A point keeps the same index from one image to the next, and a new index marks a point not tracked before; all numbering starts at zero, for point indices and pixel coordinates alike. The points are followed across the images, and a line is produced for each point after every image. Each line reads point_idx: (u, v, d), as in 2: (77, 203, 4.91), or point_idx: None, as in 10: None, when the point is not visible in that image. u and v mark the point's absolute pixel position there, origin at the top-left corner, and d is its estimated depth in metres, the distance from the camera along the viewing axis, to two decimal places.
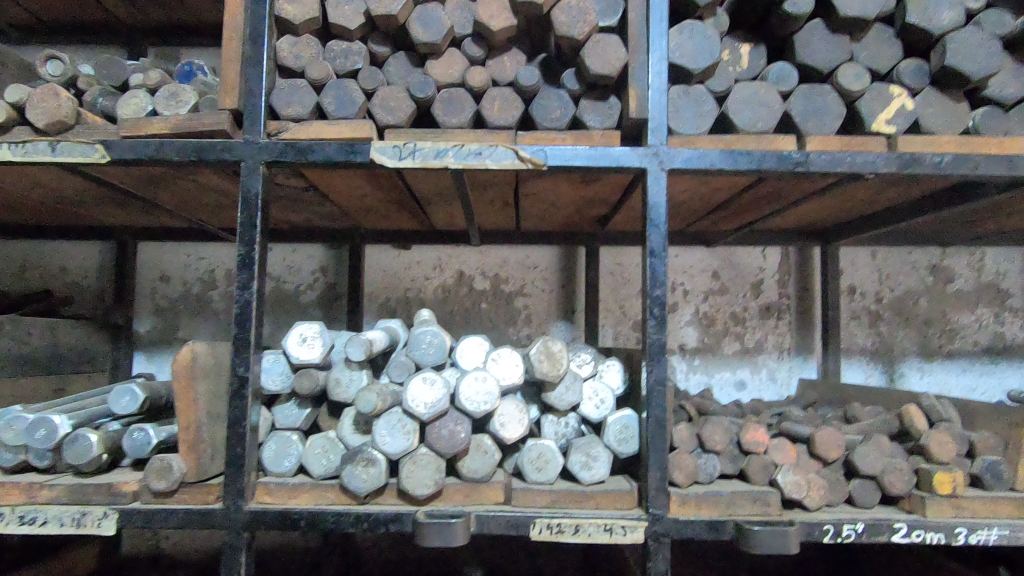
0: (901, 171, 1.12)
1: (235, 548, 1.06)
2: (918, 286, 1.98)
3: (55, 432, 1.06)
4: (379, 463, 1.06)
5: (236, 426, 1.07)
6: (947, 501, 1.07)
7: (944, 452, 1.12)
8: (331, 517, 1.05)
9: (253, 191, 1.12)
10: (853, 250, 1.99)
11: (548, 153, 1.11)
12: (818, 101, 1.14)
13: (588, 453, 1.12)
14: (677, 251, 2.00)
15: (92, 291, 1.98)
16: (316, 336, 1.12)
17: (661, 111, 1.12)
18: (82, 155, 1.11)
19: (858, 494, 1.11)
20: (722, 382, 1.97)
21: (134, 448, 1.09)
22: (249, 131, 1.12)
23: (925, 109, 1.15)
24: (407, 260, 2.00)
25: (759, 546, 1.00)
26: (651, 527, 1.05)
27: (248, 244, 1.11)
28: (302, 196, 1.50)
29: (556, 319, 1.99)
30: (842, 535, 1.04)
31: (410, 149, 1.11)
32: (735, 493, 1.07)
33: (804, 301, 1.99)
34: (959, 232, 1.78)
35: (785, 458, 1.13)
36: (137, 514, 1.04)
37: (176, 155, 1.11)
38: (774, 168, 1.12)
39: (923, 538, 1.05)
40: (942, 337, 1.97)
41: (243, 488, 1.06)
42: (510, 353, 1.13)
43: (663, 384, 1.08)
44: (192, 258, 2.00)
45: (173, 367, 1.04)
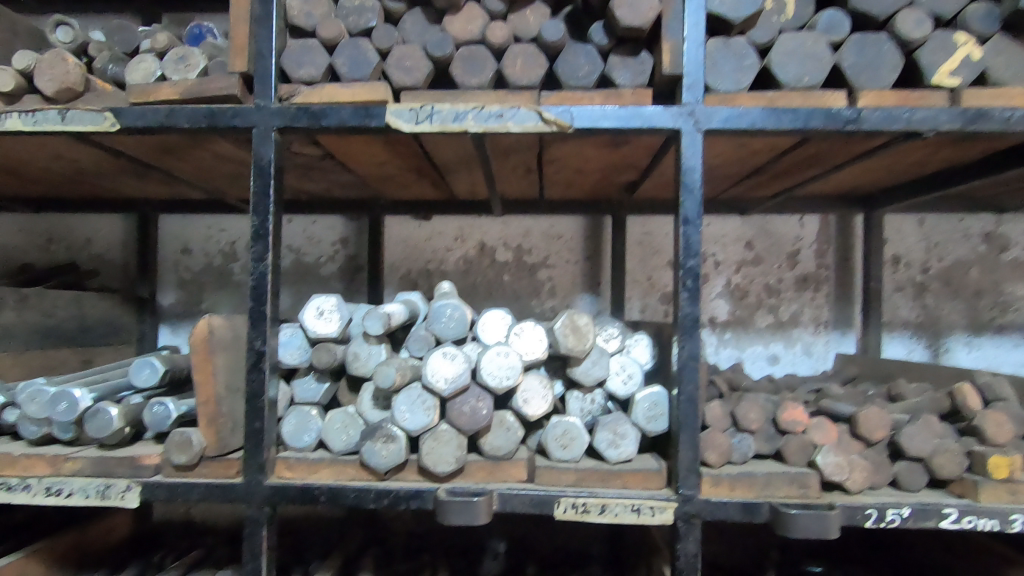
0: (965, 128, 1.02)
1: (257, 522, 1.05)
2: (969, 255, 1.86)
3: (75, 406, 1.06)
4: (400, 439, 1.03)
5: (254, 401, 1.05)
6: (1002, 486, 1.00)
7: (1001, 434, 1.04)
8: (352, 493, 1.03)
9: (265, 159, 1.07)
10: (899, 217, 1.87)
11: (574, 114, 1.04)
12: (874, 51, 1.03)
13: (616, 431, 1.07)
14: (709, 219, 1.91)
15: (117, 264, 1.98)
16: (333, 309, 1.08)
17: (698, 66, 1.03)
18: (92, 123, 1.08)
19: (904, 477, 1.05)
20: (754, 356, 1.90)
21: (155, 422, 1.09)
22: (260, 95, 1.07)
23: (995, 58, 1.03)
24: (428, 231, 1.95)
25: (795, 531, 0.95)
26: (681, 508, 1.01)
27: (262, 213, 1.07)
28: (318, 164, 1.46)
29: (582, 291, 1.93)
30: (886, 519, 0.99)
31: (428, 112, 1.05)
32: (772, 474, 1.02)
33: (844, 272, 1.88)
34: (1019, 197, 1.65)
35: (826, 438, 1.05)
36: (160, 487, 1.04)
37: (187, 121, 1.07)
38: (821, 126, 1.03)
39: (975, 524, 0.98)
40: (994, 309, 1.85)
41: (263, 463, 1.05)
42: (533, 327, 1.08)
43: (696, 360, 1.02)
44: (213, 231, 1.98)
45: (191, 341, 1.03)
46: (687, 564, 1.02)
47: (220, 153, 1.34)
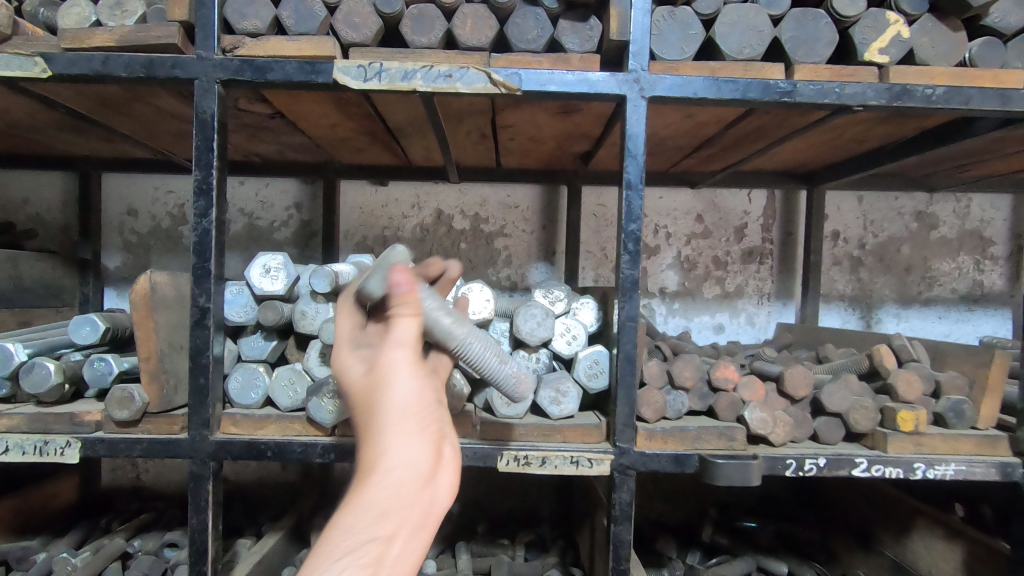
0: (891, 103, 1.07)
1: (201, 477, 1.05)
2: (901, 233, 1.97)
3: (9, 360, 1.04)
4: (346, 395, 1.04)
5: (198, 357, 1.04)
6: (908, 438, 1.09)
7: (910, 391, 1.13)
8: (298, 448, 1.05)
9: (207, 113, 1.04)
10: (839, 194, 1.96)
11: (522, 77, 1.05)
12: (812, 26, 1.07)
13: (558, 388, 1.11)
14: (662, 192, 1.96)
15: (57, 225, 1.91)
16: (280, 267, 1.08)
17: (644, 34, 1.05)
18: (21, 69, 1.03)
19: (823, 432, 1.12)
20: (700, 325, 1.98)
21: (94, 378, 1.07)
22: (202, 46, 1.04)
23: (922, 38, 1.08)
24: (385, 197, 1.94)
25: (721, 479, 1.01)
26: (617, 460, 1.06)
27: (204, 167, 1.04)
28: (268, 123, 1.42)
29: (537, 261, 1.96)
30: (804, 469, 1.06)
31: (376, 69, 1.04)
32: (702, 428, 1.08)
33: (787, 246, 1.97)
34: (947, 176, 1.75)
35: (753, 396, 1.13)
36: (101, 443, 1.04)
37: (125, 71, 1.03)
38: (758, 98, 1.06)
39: (883, 472, 1.06)
40: (922, 284, 1.97)
41: (207, 419, 1.04)
42: (480, 288, 1.14)
43: (634, 320, 1.06)
44: (160, 192, 1.93)
45: (132, 298, 1.02)
46: (622, 513, 1.08)
47: (162, 107, 1.30)
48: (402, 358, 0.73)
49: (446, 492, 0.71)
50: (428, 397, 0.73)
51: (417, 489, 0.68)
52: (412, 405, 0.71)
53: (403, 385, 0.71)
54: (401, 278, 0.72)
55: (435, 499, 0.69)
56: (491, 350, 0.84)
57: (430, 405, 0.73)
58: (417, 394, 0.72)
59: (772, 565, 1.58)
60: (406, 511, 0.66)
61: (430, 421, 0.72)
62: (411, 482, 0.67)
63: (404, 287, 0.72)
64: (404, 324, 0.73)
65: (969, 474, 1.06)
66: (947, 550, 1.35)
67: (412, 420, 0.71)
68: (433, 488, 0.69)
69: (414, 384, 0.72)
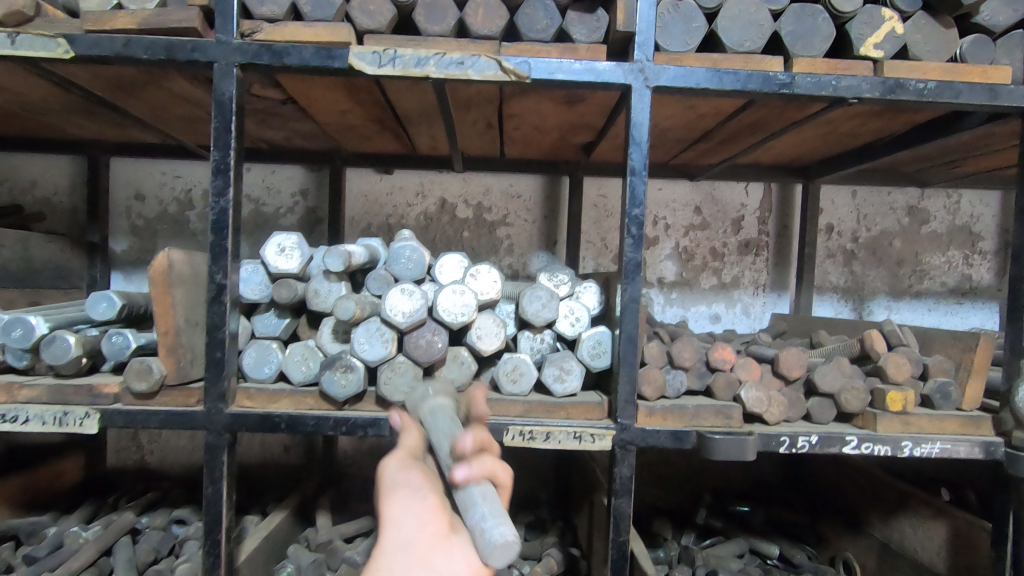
0: (884, 96, 1.11)
1: (217, 448, 1.09)
2: (894, 227, 2.02)
3: (31, 333, 1.06)
4: (358, 370, 1.08)
5: (215, 332, 1.08)
6: (896, 418, 1.13)
7: (899, 373, 1.18)
8: (311, 420, 1.08)
9: (226, 95, 1.07)
10: (834, 188, 2.01)
11: (531, 65, 1.08)
12: (810, 21, 1.11)
13: (562, 366, 1.16)
14: (661, 184, 2.00)
15: (64, 208, 1.93)
16: (294, 247, 1.11)
17: (649, 25, 1.09)
18: (44, 49, 1.05)
19: (816, 412, 1.17)
20: (697, 314, 2.02)
21: (113, 352, 1.11)
22: (222, 30, 1.07)
23: (915, 35, 1.13)
24: (390, 185, 1.97)
25: (717, 454, 1.06)
26: (618, 435, 1.10)
27: (222, 148, 1.07)
28: (279, 109, 1.45)
29: (538, 250, 2.00)
30: (797, 446, 1.10)
31: (390, 56, 1.07)
32: (700, 406, 1.13)
33: (783, 238, 2.02)
34: (938, 172, 1.80)
35: (749, 376, 1.18)
36: (119, 415, 1.07)
37: (145, 53, 1.06)
38: (758, 89, 1.10)
39: (872, 450, 1.11)
40: (912, 277, 2.02)
41: (223, 392, 1.08)
42: (489, 270, 1.15)
43: (636, 302, 1.10)
44: (167, 177, 1.95)
45: (149, 274, 1.04)
46: (622, 486, 1.11)
47: (176, 92, 1.33)
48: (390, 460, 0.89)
49: (445, 574, 0.80)
50: (414, 487, 0.86)
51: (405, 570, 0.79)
52: (399, 495, 0.85)
53: (390, 478, 0.87)
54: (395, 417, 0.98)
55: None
56: (474, 480, 0.76)
57: (416, 492, 0.85)
58: (407, 487, 0.86)
59: (764, 547, 1.64)
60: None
61: (418, 509, 0.84)
62: (399, 563, 0.79)
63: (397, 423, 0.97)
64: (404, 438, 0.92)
65: (954, 453, 1.11)
66: (931, 529, 1.40)
67: (400, 508, 0.84)
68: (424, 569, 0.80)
69: (398, 477, 0.87)
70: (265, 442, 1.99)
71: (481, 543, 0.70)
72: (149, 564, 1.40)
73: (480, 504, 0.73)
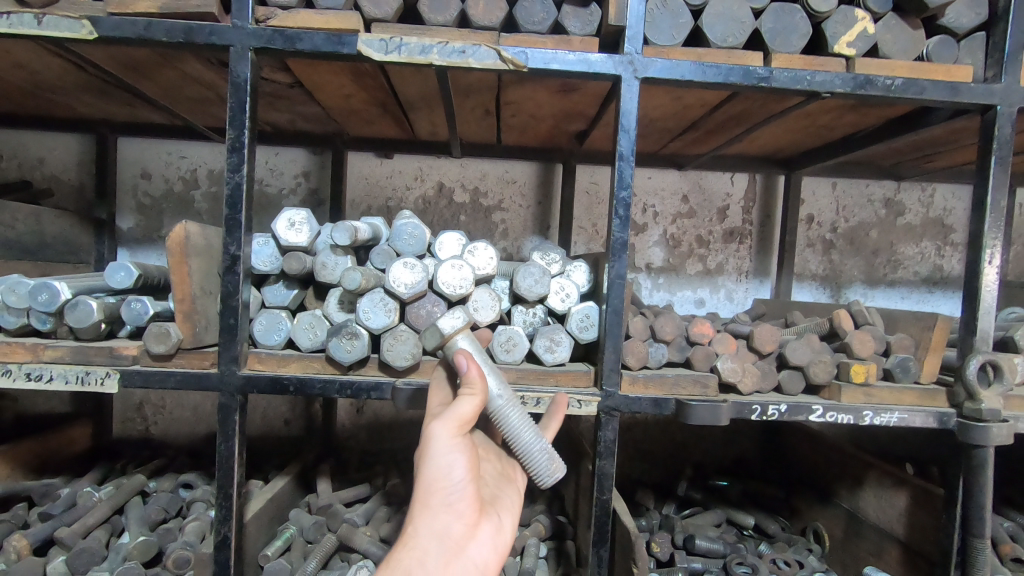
0: (855, 91, 1.19)
1: (229, 408, 1.16)
2: (871, 218, 2.12)
3: (56, 298, 1.14)
4: (363, 337, 1.16)
5: (228, 300, 1.15)
6: (859, 389, 1.23)
7: (864, 349, 1.27)
8: (317, 383, 1.16)
9: (241, 77, 1.14)
10: (815, 180, 2.11)
11: (528, 56, 1.15)
12: (789, 19, 1.19)
13: (553, 338, 1.24)
14: (651, 173, 2.09)
15: (72, 185, 1.99)
16: (303, 222, 1.19)
17: (639, 20, 1.16)
18: (69, 30, 1.12)
19: (786, 383, 1.27)
20: (682, 299, 2.11)
21: (132, 317, 1.18)
22: (237, 16, 1.13)
23: (885, 34, 1.21)
24: (390, 169, 2.05)
25: (693, 418, 1.14)
26: (604, 402, 1.18)
27: (237, 128, 1.14)
28: (286, 93, 1.52)
29: (531, 234, 2.08)
30: (767, 413, 1.19)
31: (396, 43, 1.14)
32: (679, 375, 1.22)
33: (765, 227, 2.11)
34: (912, 166, 1.90)
35: (726, 349, 1.27)
36: (138, 375, 1.14)
37: (165, 36, 1.12)
38: (739, 82, 1.18)
39: (836, 418, 1.20)
40: (887, 266, 2.13)
41: (236, 355, 1.15)
42: (485, 247, 1.23)
43: (622, 278, 1.19)
44: (174, 157, 2.01)
45: (167, 244, 1.11)
46: (606, 450, 1.20)
47: (190, 74, 1.39)
48: (441, 436, 0.94)
49: (472, 559, 0.93)
50: (455, 470, 0.94)
51: (440, 557, 0.90)
52: (439, 483, 0.94)
53: (434, 462, 0.94)
54: (463, 361, 0.97)
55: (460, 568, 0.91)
56: (531, 426, 0.99)
57: (454, 481, 0.94)
58: (446, 471, 0.94)
59: (740, 517, 1.75)
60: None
61: (453, 500, 0.94)
62: (433, 551, 0.90)
63: (468, 367, 0.97)
64: (464, 403, 0.95)
65: (910, 422, 1.21)
66: (892, 498, 1.51)
67: (437, 495, 0.94)
68: (458, 558, 0.92)
69: (446, 455, 0.94)
70: (267, 414, 2.09)
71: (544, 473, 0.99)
72: (159, 522, 1.48)
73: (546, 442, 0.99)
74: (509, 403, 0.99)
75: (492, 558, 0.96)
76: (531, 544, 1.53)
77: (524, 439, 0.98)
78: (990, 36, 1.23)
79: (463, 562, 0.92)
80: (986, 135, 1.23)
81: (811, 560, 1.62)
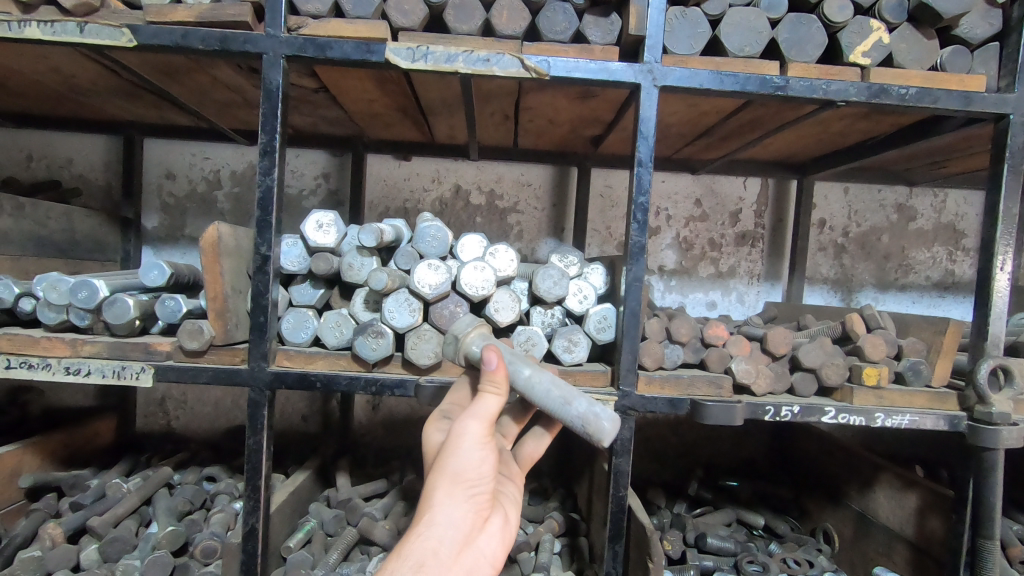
0: (869, 100, 1.22)
1: (258, 403, 1.20)
2: (883, 223, 2.13)
3: (95, 295, 1.18)
4: (388, 335, 1.20)
5: (259, 299, 1.19)
6: (871, 391, 1.26)
7: (876, 352, 1.29)
8: (343, 380, 1.20)
9: (273, 84, 1.18)
10: (827, 185, 2.13)
11: (551, 64, 1.19)
12: (806, 29, 1.22)
13: (571, 338, 1.27)
14: (664, 177, 2.11)
15: (99, 185, 2.04)
16: (331, 224, 1.24)
17: (659, 30, 1.20)
18: (109, 38, 1.16)
19: (799, 386, 1.30)
20: (694, 301, 2.14)
21: (166, 314, 1.23)
22: (271, 25, 1.17)
23: (901, 44, 1.24)
24: (408, 171, 2.09)
25: (708, 418, 1.17)
26: (621, 401, 1.22)
27: (269, 132, 1.19)
28: (311, 97, 1.56)
29: (546, 236, 2.11)
30: (780, 414, 1.22)
31: (423, 52, 1.17)
32: (694, 376, 1.25)
33: (777, 231, 2.13)
34: (925, 171, 1.92)
35: (739, 351, 1.31)
36: (172, 370, 1.18)
37: (201, 44, 1.17)
38: (755, 91, 1.21)
39: (848, 420, 1.23)
40: (899, 270, 2.14)
41: (266, 352, 1.20)
42: (506, 249, 1.27)
43: (640, 281, 1.22)
44: (197, 158, 2.06)
45: (201, 245, 1.16)
46: (622, 448, 1.23)
47: (220, 79, 1.43)
48: (473, 432, 0.96)
49: (482, 551, 0.95)
50: (482, 467, 0.96)
51: (454, 546, 0.91)
52: (465, 475, 0.95)
53: (464, 456, 0.95)
54: (492, 358, 0.97)
55: (469, 559, 0.93)
56: (562, 389, 0.96)
57: (480, 477, 0.96)
58: (474, 466, 0.95)
59: (750, 517, 1.77)
60: (439, 565, 0.88)
61: (476, 493, 0.96)
62: (448, 541, 0.91)
63: (496, 365, 0.96)
64: (492, 400, 0.97)
65: (920, 424, 1.23)
66: (902, 499, 1.53)
67: (460, 486, 0.95)
68: (469, 549, 0.93)
69: (476, 450, 0.96)
70: (285, 410, 2.14)
71: (597, 427, 0.92)
72: (185, 513, 1.52)
73: (580, 405, 0.94)
74: (536, 375, 0.99)
75: (498, 553, 0.99)
76: (546, 540, 1.56)
77: (558, 401, 0.95)
78: (1003, 47, 1.26)
79: (474, 554, 0.93)
80: (998, 143, 1.25)
81: (821, 560, 1.65)
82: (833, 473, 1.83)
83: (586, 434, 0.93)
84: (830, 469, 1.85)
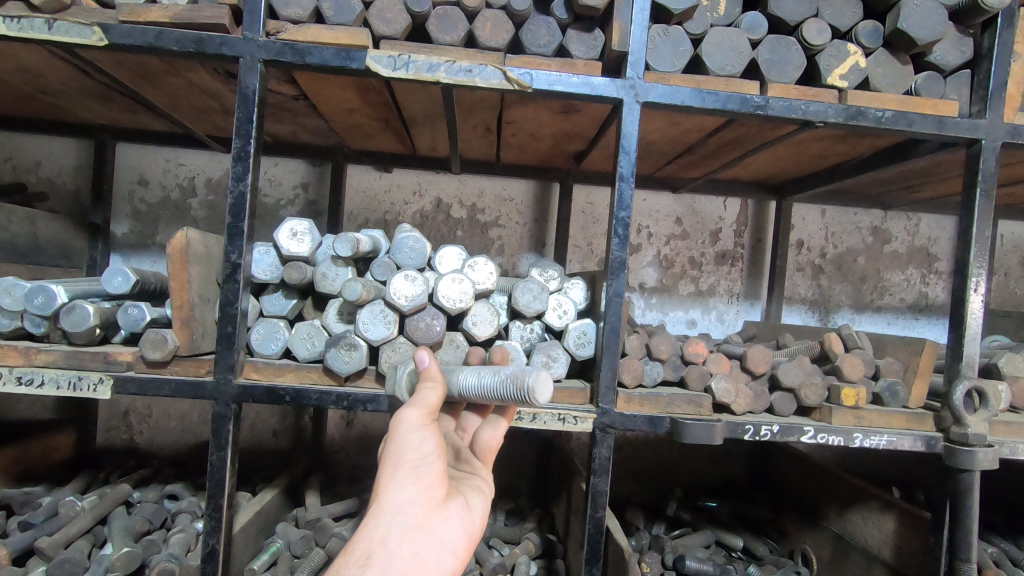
0: (847, 121, 1.23)
1: (223, 417, 1.14)
2: (858, 245, 2.17)
3: (53, 301, 1.13)
4: (361, 348, 1.16)
5: (227, 307, 1.14)
6: (849, 411, 1.25)
7: (854, 372, 1.28)
8: (314, 394, 1.15)
9: (249, 88, 1.15)
10: (805, 207, 2.16)
11: (533, 76, 1.18)
12: (785, 51, 1.24)
13: (549, 354, 1.25)
14: (646, 195, 2.12)
15: (67, 189, 1.98)
16: (305, 232, 1.21)
17: (641, 46, 1.19)
18: (80, 36, 1.12)
19: (778, 405, 1.29)
20: (675, 319, 2.14)
21: (128, 323, 1.18)
22: (250, 28, 1.15)
23: (876, 68, 1.26)
24: (388, 183, 2.06)
25: (686, 436, 1.15)
26: (599, 419, 1.19)
27: (243, 137, 1.15)
28: (291, 105, 1.53)
29: (527, 251, 2.10)
30: (760, 434, 1.21)
31: (405, 60, 1.16)
32: (673, 393, 1.23)
33: (756, 251, 2.15)
34: (899, 195, 1.96)
35: (719, 369, 1.30)
36: (132, 381, 1.12)
37: (175, 45, 1.13)
38: (736, 109, 1.21)
39: (827, 440, 1.21)
40: (874, 292, 2.17)
41: (233, 363, 1.14)
42: (485, 262, 1.25)
43: (620, 297, 1.20)
44: (172, 164, 2.02)
45: (168, 250, 1.11)
46: (600, 467, 1.19)
47: (195, 82, 1.39)
48: (410, 415, 0.95)
49: (438, 535, 0.92)
50: (424, 446, 0.94)
51: (406, 532, 0.89)
52: (408, 457, 0.93)
53: (404, 440, 0.94)
54: (423, 357, 1.01)
55: (425, 543, 0.90)
56: (486, 372, 0.96)
57: (424, 456, 0.94)
58: (414, 448, 0.94)
59: (730, 539, 1.76)
60: (388, 555, 0.86)
61: (423, 472, 0.94)
62: (398, 526, 0.89)
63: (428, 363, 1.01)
64: (427, 392, 0.98)
65: (899, 445, 1.23)
66: (879, 522, 1.52)
67: (404, 468, 0.93)
68: (424, 531, 0.91)
69: (416, 434, 0.94)
70: (255, 426, 2.07)
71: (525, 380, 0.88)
72: (142, 533, 1.45)
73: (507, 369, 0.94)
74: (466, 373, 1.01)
75: (458, 537, 0.96)
76: (522, 563, 1.52)
77: (491, 373, 0.95)
78: (975, 74, 1.29)
79: (429, 537, 0.91)
80: (972, 167, 1.27)
81: None
82: (812, 492, 1.82)
83: (526, 399, 0.90)
84: (809, 490, 1.83)
